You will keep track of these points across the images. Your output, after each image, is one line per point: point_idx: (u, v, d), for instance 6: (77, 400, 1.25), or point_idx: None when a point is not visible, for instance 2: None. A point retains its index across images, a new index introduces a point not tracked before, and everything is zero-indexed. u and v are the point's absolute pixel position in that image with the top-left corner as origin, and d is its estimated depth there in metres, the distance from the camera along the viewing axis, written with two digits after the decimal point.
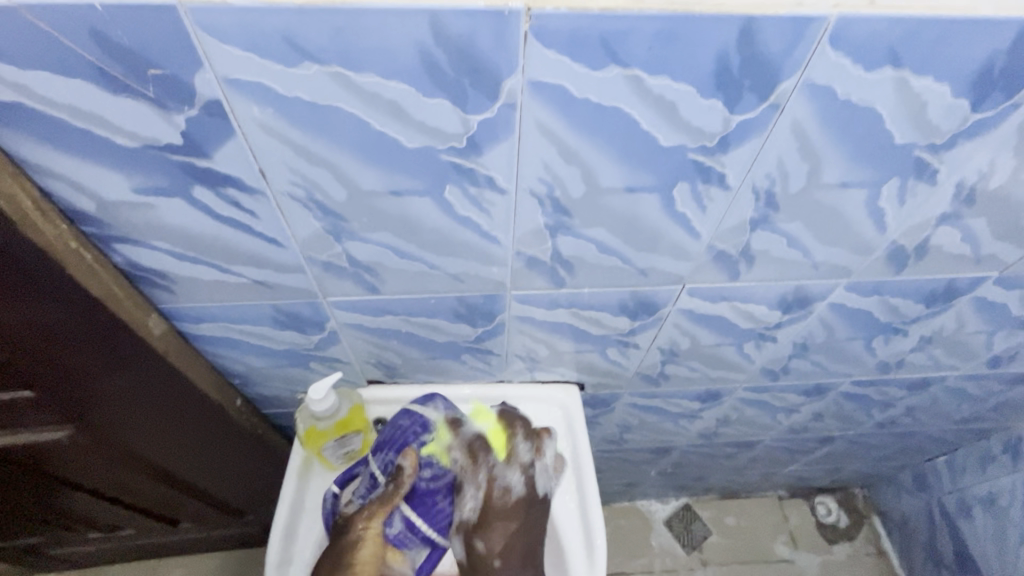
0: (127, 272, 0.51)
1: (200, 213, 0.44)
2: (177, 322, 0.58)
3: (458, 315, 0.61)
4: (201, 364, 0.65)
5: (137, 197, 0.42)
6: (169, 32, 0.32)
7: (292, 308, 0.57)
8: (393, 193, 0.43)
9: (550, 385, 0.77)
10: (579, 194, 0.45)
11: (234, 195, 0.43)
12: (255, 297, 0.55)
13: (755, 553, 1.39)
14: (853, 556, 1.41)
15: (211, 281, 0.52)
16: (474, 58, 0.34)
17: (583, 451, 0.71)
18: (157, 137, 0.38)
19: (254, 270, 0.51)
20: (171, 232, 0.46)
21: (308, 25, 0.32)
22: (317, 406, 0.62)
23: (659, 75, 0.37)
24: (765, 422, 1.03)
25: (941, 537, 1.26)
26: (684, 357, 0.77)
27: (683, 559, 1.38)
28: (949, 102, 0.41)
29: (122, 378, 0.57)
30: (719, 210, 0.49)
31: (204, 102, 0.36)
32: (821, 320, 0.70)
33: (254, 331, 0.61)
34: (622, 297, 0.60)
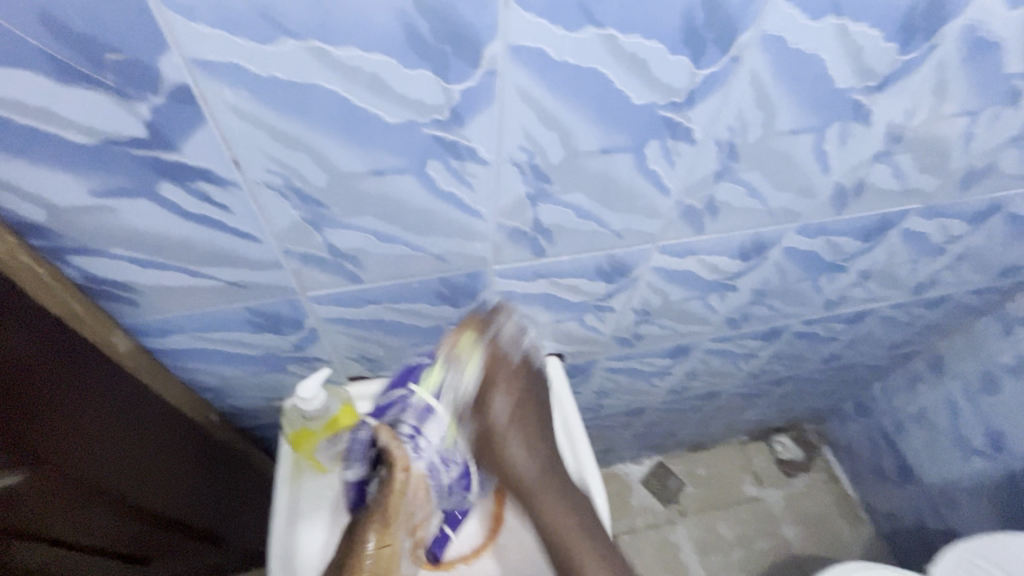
0: (85, 286, 0.49)
1: (166, 212, 0.43)
2: (139, 336, 0.57)
3: (442, 297, 0.60)
4: (170, 379, 0.64)
5: (95, 200, 0.41)
6: (132, 12, 0.31)
7: (271, 308, 0.56)
8: (375, 172, 0.44)
9: None
10: (559, 159, 0.47)
11: (206, 188, 0.42)
12: (226, 300, 0.54)
13: (725, 497, 1.49)
14: (812, 485, 1.53)
15: (181, 286, 0.51)
16: (454, 24, 0.35)
17: (572, 415, 0.71)
18: (120, 131, 0.37)
19: (228, 272, 0.50)
20: (134, 236, 0.45)
21: (284, 1, 0.32)
22: (305, 404, 0.60)
23: (629, 34, 0.39)
24: (728, 370, 1.10)
25: (883, 455, 1.39)
26: (656, 316, 0.80)
27: (663, 514, 1.46)
28: (882, 45, 0.46)
29: (86, 402, 0.53)
30: (687, 164, 0.51)
31: (171, 89, 0.35)
32: (776, 264, 0.75)
33: (228, 338, 0.59)
34: (599, 261, 0.62)
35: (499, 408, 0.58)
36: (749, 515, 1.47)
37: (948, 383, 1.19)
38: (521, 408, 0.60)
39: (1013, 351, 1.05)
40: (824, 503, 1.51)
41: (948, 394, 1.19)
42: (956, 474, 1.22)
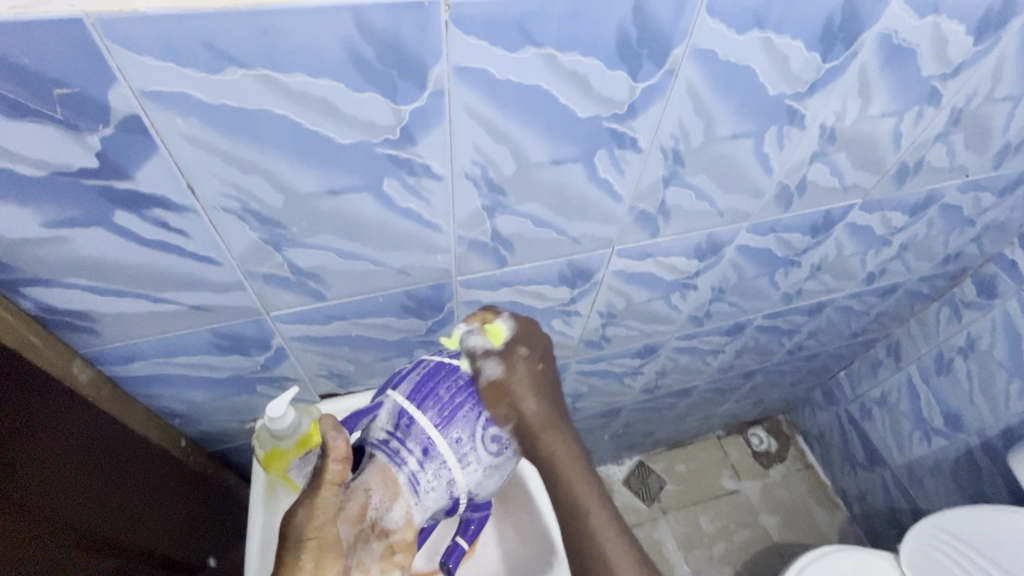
0: (26, 307, 0.57)
1: (116, 236, 0.53)
2: (88, 356, 0.65)
3: (409, 309, 0.73)
4: (124, 400, 0.71)
5: (47, 231, 0.50)
6: (86, 53, 0.39)
7: (231, 329, 0.68)
8: (331, 192, 0.54)
9: None
10: (511, 172, 0.57)
11: (162, 214, 0.52)
12: (193, 322, 0.65)
13: (704, 492, 1.70)
14: None
15: (145, 312, 0.61)
16: (399, 50, 0.44)
17: None
18: (72, 163, 0.46)
19: (190, 297, 0.62)
20: (81, 261, 0.54)
21: (230, 35, 0.40)
22: (275, 424, 0.65)
23: (571, 52, 0.48)
24: (698, 367, 1.14)
25: None
26: (622, 316, 0.88)
27: (637, 514, 1.55)
28: (805, 55, 0.55)
29: (33, 437, 0.56)
30: (636, 172, 0.62)
31: (119, 119, 0.44)
32: (731, 262, 0.83)
33: (194, 362, 0.71)
34: (561, 267, 0.73)
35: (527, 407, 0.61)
36: None
37: None
38: (541, 388, 0.63)
39: None
40: None
41: None
42: None
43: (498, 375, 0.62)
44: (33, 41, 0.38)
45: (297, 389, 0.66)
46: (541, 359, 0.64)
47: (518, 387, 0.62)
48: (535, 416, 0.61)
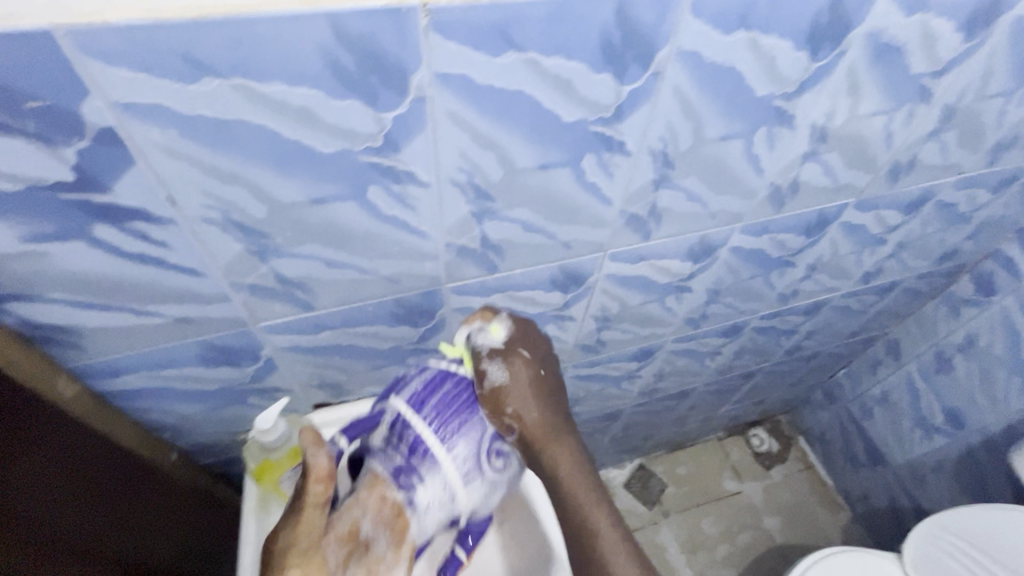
0: (81, 372, 0.52)
1: (147, 243, 0.42)
2: (89, 383, 0.54)
3: (555, 284, 0.67)
4: (128, 426, 0.60)
5: (26, 246, 0.39)
6: (262, 44, 0.33)
7: (377, 326, 0.61)
8: (542, 167, 0.49)
9: None
10: (687, 146, 0.53)
11: (144, 228, 0.41)
12: (352, 315, 0.58)
13: (705, 495, 1.57)
14: (788, 475, 1.63)
15: (282, 316, 0.54)
16: (632, 28, 0.40)
17: None
18: (140, 201, 0.39)
19: (340, 296, 0.55)
20: (77, 282, 0.43)
21: (472, 12, 0.35)
22: (266, 437, 0.60)
23: (769, 35, 0.45)
24: (770, 347, 1.19)
25: (852, 440, 1.49)
26: (724, 295, 0.89)
27: (687, 500, 1.56)
28: (951, 34, 0.54)
29: (79, 503, 0.52)
30: (784, 150, 0.60)
31: (227, 106, 0.35)
32: (832, 240, 0.84)
33: (320, 361, 0.63)
34: (691, 242, 0.70)
35: (526, 418, 0.50)
36: (732, 509, 1.55)
37: (906, 367, 1.27)
38: (545, 404, 0.51)
39: (961, 331, 1.13)
40: (800, 492, 1.61)
41: (907, 374, 1.28)
42: (920, 453, 1.30)
43: (507, 385, 0.50)
44: (269, 70, 0.34)
45: (286, 399, 0.61)
46: (542, 364, 0.53)
47: (529, 402, 0.50)
48: (536, 428, 0.50)
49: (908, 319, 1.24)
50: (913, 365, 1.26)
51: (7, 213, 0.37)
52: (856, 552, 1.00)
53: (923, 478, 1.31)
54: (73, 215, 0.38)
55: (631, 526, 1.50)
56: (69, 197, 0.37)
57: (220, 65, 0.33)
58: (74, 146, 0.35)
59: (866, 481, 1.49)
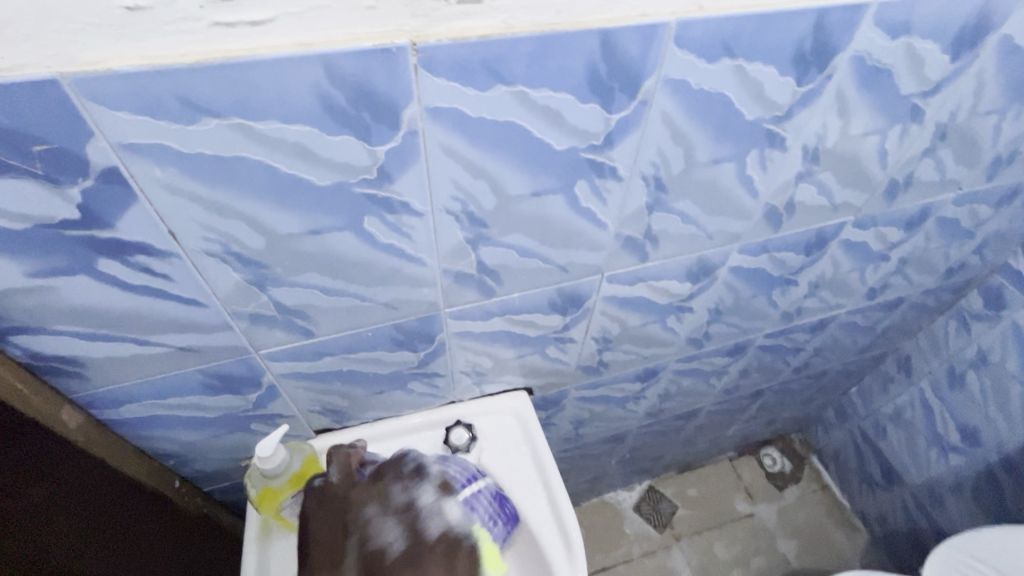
0: (87, 403, 0.53)
1: (150, 276, 0.43)
2: (96, 412, 0.54)
3: (553, 307, 0.67)
4: (133, 455, 0.61)
5: (34, 281, 0.40)
6: (259, 87, 0.34)
7: (376, 352, 0.62)
8: (535, 194, 0.50)
9: (501, 394, 0.80)
10: (679, 170, 0.54)
11: (146, 261, 0.42)
12: (350, 341, 0.58)
13: (718, 517, 1.54)
14: (802, 495, 1.60)
15: (282, 344, 0.55)
16: (617, 60, 0.41)
17: (548, 461, 0.75)
18: (142, 236, 0.40)
19: (340, 324, 0.55)
20: (82, 313, 0.44)
21: (459, 50, 0.37)
22: (266, 466, 0.60)
23: (755, 62, 0.46)
24: (778, 365, 1.18)
25: (867, 459, 1.46)
26: (726, 314, 0.88)
27: (699, 522, 1.52)
28: (938, 55, 0.55)
29: (79, 532, 0.53)
30: (777, 170, 0.60)
31: (232, 146, 0.37)
32: (833, 257, 0.84)
33: (320, 387, 0.63)
34: (690, 263, 0.70)
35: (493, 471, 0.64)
36: (745, 532, 1.52)
37: (918, 383, 1.25)
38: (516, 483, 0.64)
39: (973, 346, 1.11)
40: (815, 513, 1.57)
41: (919, 390, 1.26)
42: (936, 473, 1.27)
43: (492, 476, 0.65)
44: (266, 110, 0.36)
45: (285, 428, 0.61)
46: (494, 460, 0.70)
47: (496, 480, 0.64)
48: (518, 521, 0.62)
49: (918, 336, 1.22)
50: (925, 382, 1.23)
51: (16, 251, 0.38)
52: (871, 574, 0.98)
53: (942, 498, 1.28)
54: (76, 250, 0.40)
55: (641, 550, 1.47)
56: (74, 233, 0.39)
57: (218, 106, 0.34)
58: (78, 185, 0.36)
59: (883, 501, 1.45)
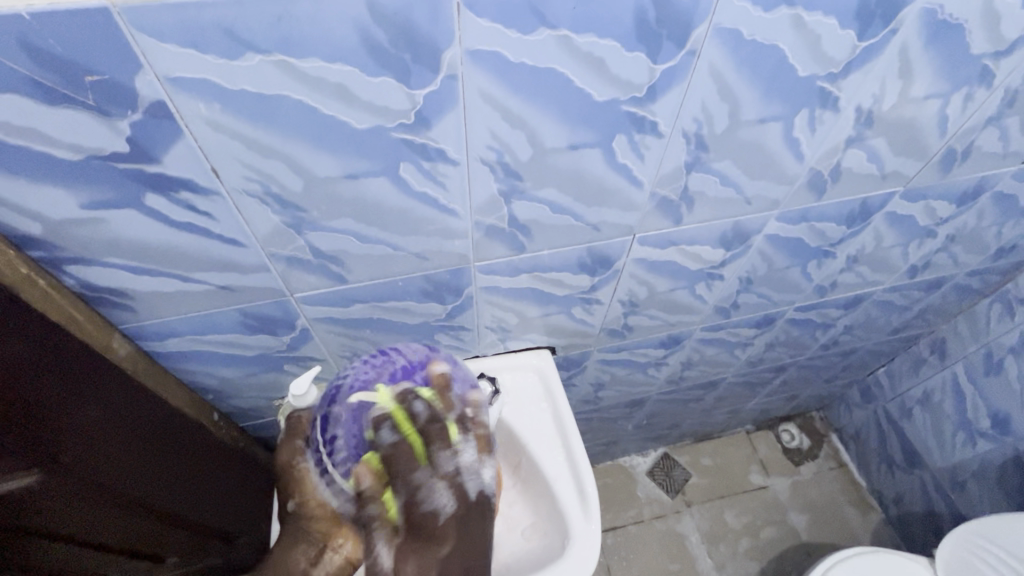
0: (133, 333, 0.56)
1: (193, 213, 0.45)
2: (141, 341, 0.57)
3: (582, 267, 0.67)
4: (173, 384, 0.64)
5: (87, 212, 0.42)
6: (300, 22, 0.34)
7: (406, 302, 0.63)
8: (572, 147, 0.49)
9: (523, 351, 0.82)
10: (722, 128, 0.52)
11: (190, 198, 0.43)
12: (381, 289, 0.59)
13: (731, 486, 1.55)
14: (818, 472, 1.60)
15: (316, 288, 0.57)
16: (668, 6, 0.40)
17: (567, 418, 0.77)
18: (185, 173, 0.41)
19: (371, 272, 0.57)
20: (130, 247, 0.46)
21: None
22: (299, 403, 0.63)
23: (815, 12, 0.44)
24: (805, 341, 1.16)
25: (889, 440, 1.44)
26: (757, 284, 0.87)
27: (711, 490, 1.54)
28: (1017, 12, 0.50)
29: (122, 451, 0.58)
30: (827, 132, 0.57)
31: (272, 82, 0.37)
32: (875, 231, 0.81)
33: (352, 333, 0.65)
34: (725, 228, 0.68)
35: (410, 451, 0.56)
36: (757, 503, 1.53)
37: (951, 367, 1.22)
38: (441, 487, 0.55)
39: (1015, 332, 1.07)
40: (830, 489, 1.57)
41: (952, 374, 1.22)
42: (960, 458, 1.25)
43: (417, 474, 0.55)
44: (306, 46, 0.35)
45: (319, 368, 0.64)
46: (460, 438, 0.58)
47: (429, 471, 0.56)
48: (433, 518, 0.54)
49: (957, 318, 1.18)
50: (959, 366, 1.20)
51: (68, 181, 0.40)
52: (885, 551, 0.98)
53: (964, 483, 1.26)
54: (124, 183, 0.41)
55: (652, 513, 1.50)
56: (123, 167, 0.40)
57: (261, 41, 0.34)
58: (127, 118, 0.37)
59: (902, 483, 1.44)
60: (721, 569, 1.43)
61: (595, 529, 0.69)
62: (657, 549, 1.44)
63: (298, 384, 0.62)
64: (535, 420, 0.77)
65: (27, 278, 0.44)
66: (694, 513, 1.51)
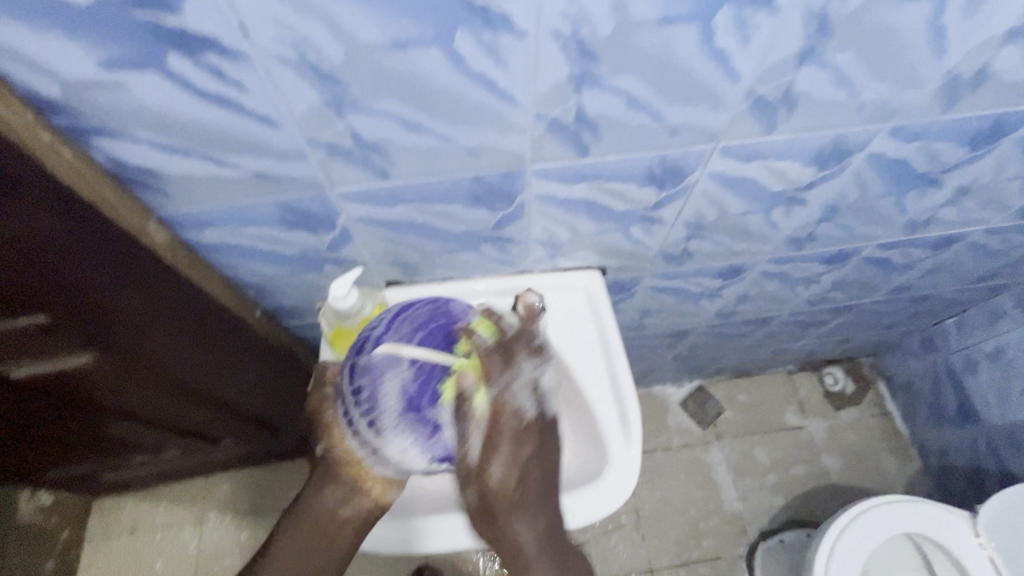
0: (170, 221, 0.53)
1: (221, 82, 0.39)
2: (180, 230, 0.54)
3: (650, 178, 0.59)
4: (215, 278, 0.62)
5: (106, 72, 0.37)
6: None
7: (453, 207, 0.58)
8: (663, 21, 0.40)
9: (571, 270, 0.76)
10: (853, 6, 0.42)
11: (217, 61, 0.38)
12: (428, 191, 0.54)
13: (766, 423, 1.52)
14: (858, 418, 1.54)
15: (359, 185, 0.52)
16: None
17: (614, 342, 0.73)
18: (210, 28, 0.36)
19: (418, 169, 0.51)
20: (157, 119, 0.41)
21: None
22: (339, 305, 0.60)
23: None
24: (876, 282, 1.06)
25: (944, 393, 1.36)
26: (841, 214, 0.77)
27: (743, 426, 1.52)
28: None
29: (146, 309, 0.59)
30: (984, 19, 0.46)
31: None
32: (998, 159, 0.69)
33: (395, 238, 0.62)
34: (824, 142, 0.59)
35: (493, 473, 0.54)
36: (790, 442, 1.50)
37: None
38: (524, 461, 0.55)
39: None
40: (867, 435, 1.51)
41: None
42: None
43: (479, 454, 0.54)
44: None
45: (359, 270, 0.61)
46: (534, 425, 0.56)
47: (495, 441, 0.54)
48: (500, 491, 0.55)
49: None
50: None
51: (82, 30, 0.35)
52: (919, 501, 0.95)
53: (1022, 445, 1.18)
54: (143, 38, 0.36)
55: (680, 441, 1.50)
56: (140, 16, 0.34)
57: None
58: None
59: (950, 437, 1.37)
60: (745, 500, 1.42)
61: (635, 456, 0.68)
62: (682, 475, 1.45)
63: (337, 284, 0.59)
64: (578, 342, 0.73)
65: (51, 149, 0.41)
66: (723, 446, 1.49)
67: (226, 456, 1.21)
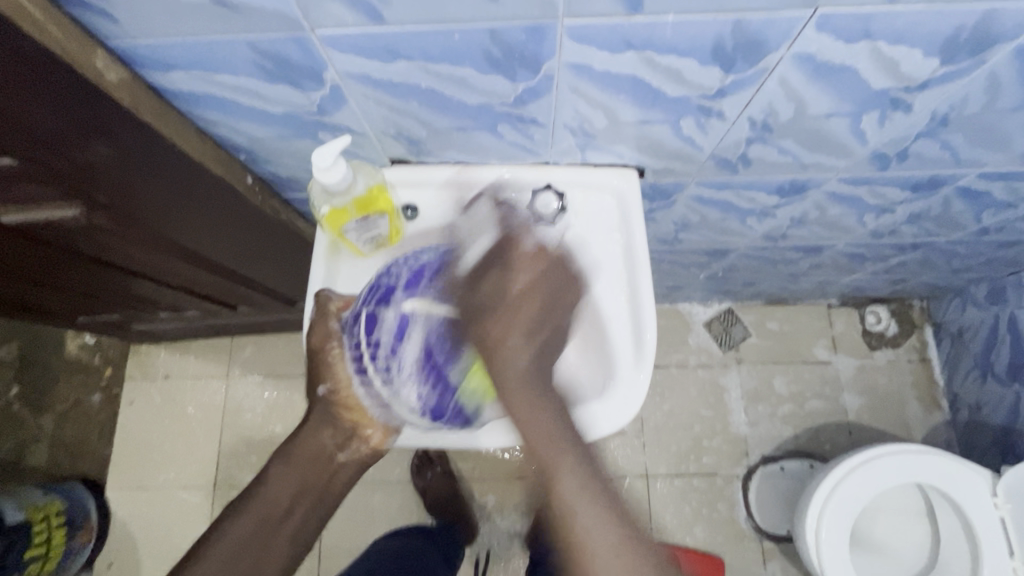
0: (123, 55, 0.46)
1: None
2: (139, 69, 0.48)
3: (716, 55, 0.46)
4: (192, 133, 0.56)
5: None
6: None
7: (464, 70, 0.47)
8: None
9: (603, 167, 0.65)
10: None
11: None
12: (434, 45, 0.44)
13: (792, 354, 1.45)
14: (893, 361, 1.44)
15: (348, 29, 0.42)
16: None
17: (640, 254, 0.65)
18: None
19: (420, 12, 0.40)
20: None
21: None
22: (326, 179, 0.53)
23: None
24: (961, 219, 0.91)
25: (997, 349, 1.24)
26: (948, 129, 0.62)
27: (767, 355, 1.45)
28: None
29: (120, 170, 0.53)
30: None
31: None
32: None
33: (398, 106, 0.52)
34: (962, 21, 0.44)
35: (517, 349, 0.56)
36: (814, 376, 1.43)
37: None
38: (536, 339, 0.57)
39: None
40: (900, 380, 1.42)
41: None
42: None
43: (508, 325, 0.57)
44: None
45: (349, 139, 0.52)
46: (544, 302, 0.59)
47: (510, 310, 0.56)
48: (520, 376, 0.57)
49: None
50: None
51: None
52: (939, 454, 0.88)
53: None
54: None
55: (698, 361, 1.45)
56: None
57: None
58: None
59: (990, 393, 1.27)
60: (754, 426, 1.40)
61: (643, 378, 0.63)
62: (693, 394, 1.42)
63: (321, 155, 0.52)
64: (599, 249, 0.66)
65: None
66: (741, 372, 1.44)
67: (241, 321, 1.23)
